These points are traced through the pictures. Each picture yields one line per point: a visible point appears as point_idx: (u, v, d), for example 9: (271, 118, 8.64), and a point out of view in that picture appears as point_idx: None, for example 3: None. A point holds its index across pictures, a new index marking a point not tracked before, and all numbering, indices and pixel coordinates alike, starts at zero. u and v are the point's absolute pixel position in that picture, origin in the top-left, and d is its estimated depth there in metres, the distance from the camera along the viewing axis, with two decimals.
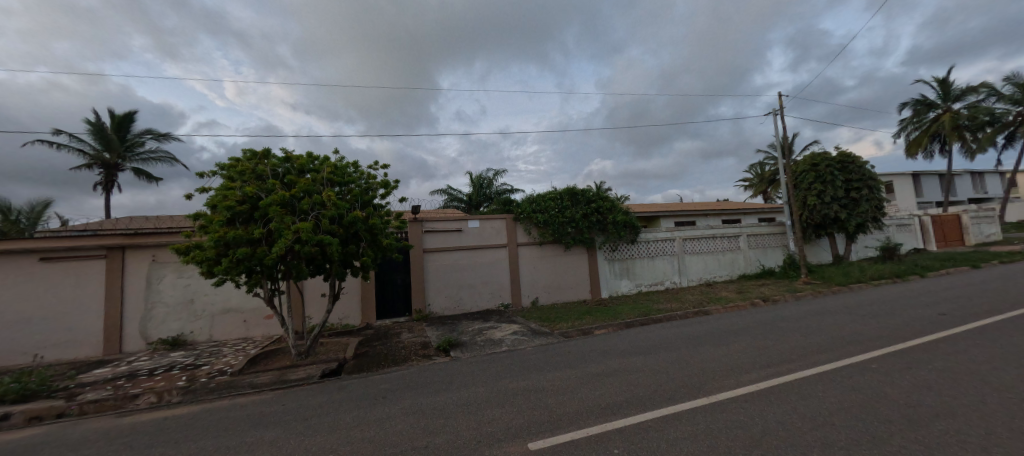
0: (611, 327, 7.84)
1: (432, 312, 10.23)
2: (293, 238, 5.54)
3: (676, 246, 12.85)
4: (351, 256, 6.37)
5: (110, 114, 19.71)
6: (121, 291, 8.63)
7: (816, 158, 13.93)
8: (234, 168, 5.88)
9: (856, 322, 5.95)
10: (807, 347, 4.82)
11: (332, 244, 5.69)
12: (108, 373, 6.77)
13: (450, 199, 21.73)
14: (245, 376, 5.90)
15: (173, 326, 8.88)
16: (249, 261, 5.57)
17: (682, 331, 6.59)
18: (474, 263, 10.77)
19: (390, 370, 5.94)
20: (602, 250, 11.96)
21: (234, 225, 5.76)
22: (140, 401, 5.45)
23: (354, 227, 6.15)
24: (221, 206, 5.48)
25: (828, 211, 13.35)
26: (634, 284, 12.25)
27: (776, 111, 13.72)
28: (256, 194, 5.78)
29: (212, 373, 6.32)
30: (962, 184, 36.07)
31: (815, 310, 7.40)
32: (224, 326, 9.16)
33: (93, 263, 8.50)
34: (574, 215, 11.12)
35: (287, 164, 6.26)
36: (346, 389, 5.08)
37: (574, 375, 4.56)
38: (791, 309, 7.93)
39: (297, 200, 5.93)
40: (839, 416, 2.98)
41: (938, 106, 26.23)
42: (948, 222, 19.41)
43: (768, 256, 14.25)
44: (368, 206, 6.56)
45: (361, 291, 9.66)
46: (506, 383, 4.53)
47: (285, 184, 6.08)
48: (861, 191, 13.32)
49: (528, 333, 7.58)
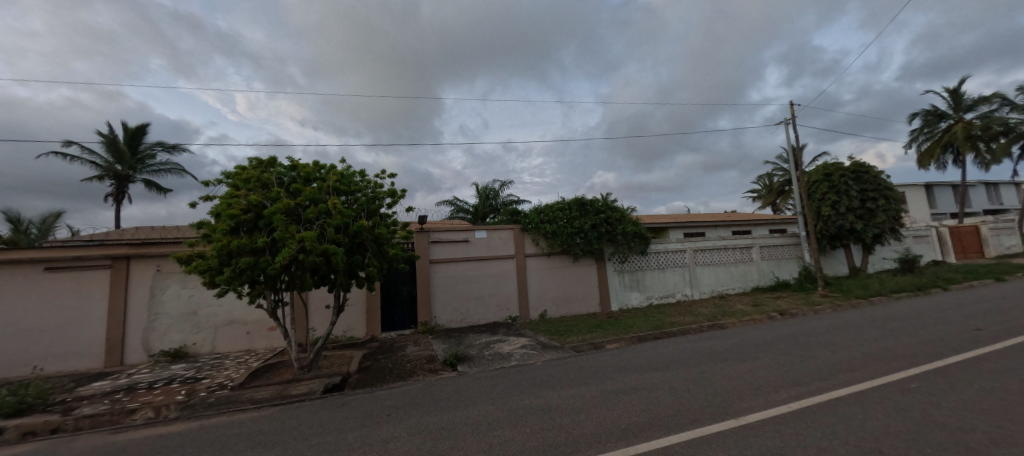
0: (623, 342, 7.55)
1: (438, 325, 10.00)
2: (297, 247, 5.39)
3: (687, 258, 12.60)
4: (356, 266, 6.24)
5: (124, 126, 20.23)
6: (125, 303, 8.53)
7: (829, 168, 13.60)
8: (238, 176, 5.70)
9: (887, 337, 5.62)
10: (837, 364, 4.53)
11: (338, 254, 5.55)
12: (107, 386, 6.59)
13: (456, 210, 21.57)
14: (245, 391, 5.67)
15: (175, 338, 8.73)
16: (252, 271, 5.36)
17: (698, 347, 6.29)
18: (481, 274, 10.57)
19: (395, 385, 5.68)
20: (611, 261, 11.75)
21: (237, 234, 5.56)
22: (136, 416, 5.26)
23: (360, 236, 6.04)
24: (224, 214, 5.32)
25: (843, 222, 13.06)
26: (644, 296, 11.98)
27: (786, 120, 13.52)
28: (261, 202, 5.60)
29: (212, 387, 6.12)
30: (977, 195, 35.39)
31: (838, 324, 7.08)
32: (228, 337, 9.00)
33: (98, 273, 8.42)
34: (582, 225, 10.92)
35: (292, 172, 6.10)
36: (350, 405, 4.85)
37: (590, 392, 4.31)
38: (812, 323, 7.61)
39: (302, 209, 5.78)
40: (886, 442, 2.70)
41: (948, 116, 26.29)
42: (967, 233, 18.90)
43: (782, 268, 13.89)
44: (374, 216, 6.45)
45: (366, 303, 9.47)
46: (518, 401, 4.29)
47: (289, 192, 5.90)
48: (877, 202, 12.99)
49: (538, 346, 7.32)
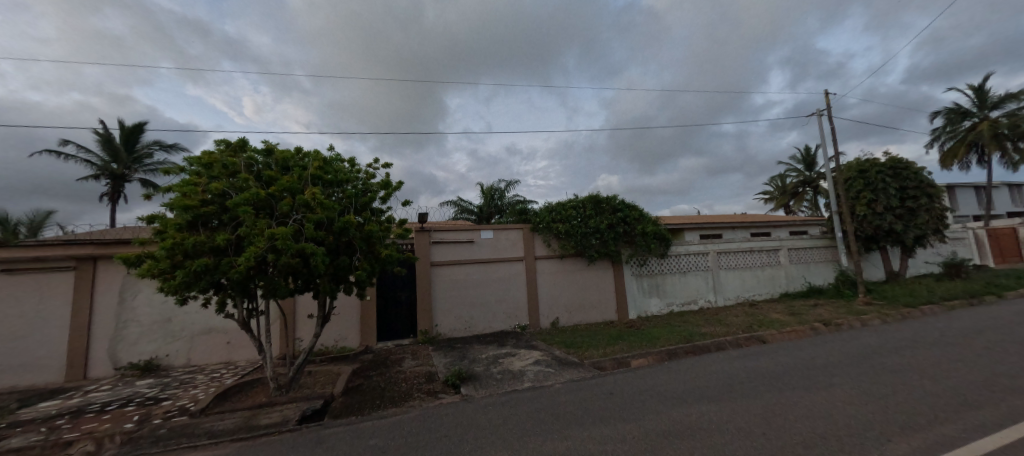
0: (651, 357, 6.55)
1: (439, 334, 9.03)
2: (267, 245, 4.45)
3: (710, 261, 11.58)
4: (342, 270, 5.31)
5: (121, 124, 19.52)
6: (91, 309, 7.65)
7: (863, 164, 12.56)
8: (199, 160, 4.78)
9: (987, 358, 4.57)
10: (950, 399, 3.50)
11: (317, 254, 4.62)
12: (54, 408, 5.67)
13: (459, 211, 20.65)
14: (206, 420, 4.71)
15: (145, 349, 7.83)
16: (212, 274, 4.42)
17: (746, 367, 5.28)
18: (487, 278, 9.60)
19: (385, 413, 4.68)
20: (628, 265, 10.76)
21: (196, 230, 4.62)
22: (70, 451, 4.31)
23: (347, 234, 5.12)
24: (179, 205, 4.39)
25: (881, 222, 12.00)
26: (664, 302, 10.97)
27: (818, 111, 12.42)
28: (226, 191, 4.67)
29: (171, 412, 5.16)
30: (1000, 198, 34.00)
31: (905, 340, 6.04)
32: (205, 348, 8.10)
33: (60, 276, 7.54)
34: (598, 225, 9.91)
35: (267, 159, 5.19)
36: (326, 444, 3.86)
37: (630, 434, 3.33)
38: (870, 337, 6.57)
39: (277, 201, 4.87)
40: None
41: (973, 114, 25.08)
42: (1005, 235, 17.68)
43: (813, 273, 12.82)
44: (364, 210, 5.53)
45: (360, 311, 8.53)
46: (537, 445, 3.31)
47: (262, 181, 4.98)
48: (918, 200, 11.90)
49: (553, 363, 6.33)
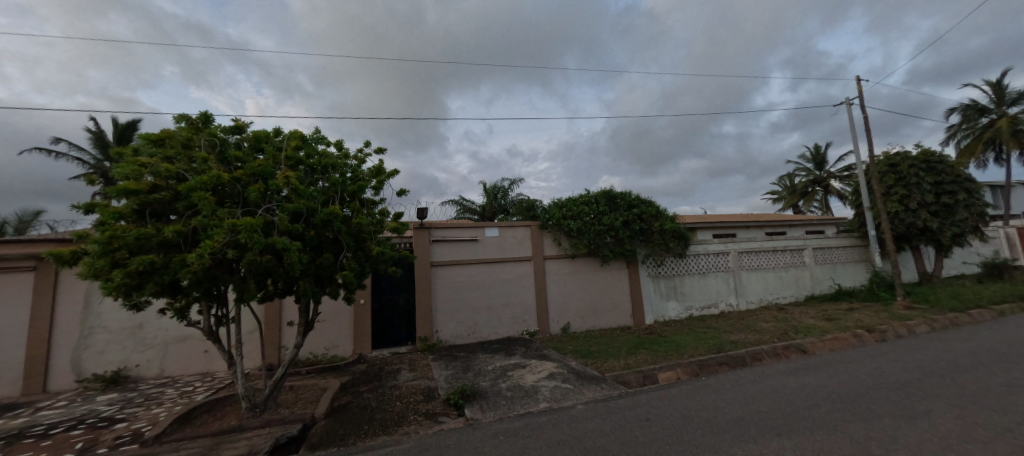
0: (681, 370, 5.73)
1: (439, 341, 8.23)
2: (228, 239, 3.65)
3: (731, 261, 10.74)
4: (326, 270, 4.49)
5: (113, 121, 18.87)
6: (52, 314, 6.87)
7: (894, 157, 11.71)
8: (151, 137, 4.00)
9: None
10: None
11: (291, 250, 3.81)
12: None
13: (461, 210, 19.85)
14: (158, 450, 3.91)
15: (114, 358, 7.05)
16: (160, 273, 3.61)
17: (802, 385, 4.46)
18: (492, 280, 8.79)
19: (374, 443, 3.87)
20: (644, 265, 9.94)
21: (145, 221, 3.83)
22: None
23: (330, 229, 4.31)
24: (119, 188, 3.60)
25: (915, 220, 11.15)
26: (683, 306, 10.14)
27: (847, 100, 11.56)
28: (181, 173, 3.88)
29: (121, 438, 4.36)
30: (1017, 197, 32.93)
31: (980, 353, 5.18)
32: (181, 357, 7.32)
33: (18, 277, 6.76)
34: (613, 221, 9.08)
35: (235, 138, 4.40)
36: None
37: None
38: (933, 348, 5.72)
39: (245, 186, 4.08)
40: None
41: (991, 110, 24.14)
42: None
43: (840, 274, 11.98)
44: (353, 201, 4.73)
45: (353, 316, 7.74)
46: None
47: (227, 163, 4.19)
48: (955, 196, 11.04)
49: (570, 377, 5.51)
